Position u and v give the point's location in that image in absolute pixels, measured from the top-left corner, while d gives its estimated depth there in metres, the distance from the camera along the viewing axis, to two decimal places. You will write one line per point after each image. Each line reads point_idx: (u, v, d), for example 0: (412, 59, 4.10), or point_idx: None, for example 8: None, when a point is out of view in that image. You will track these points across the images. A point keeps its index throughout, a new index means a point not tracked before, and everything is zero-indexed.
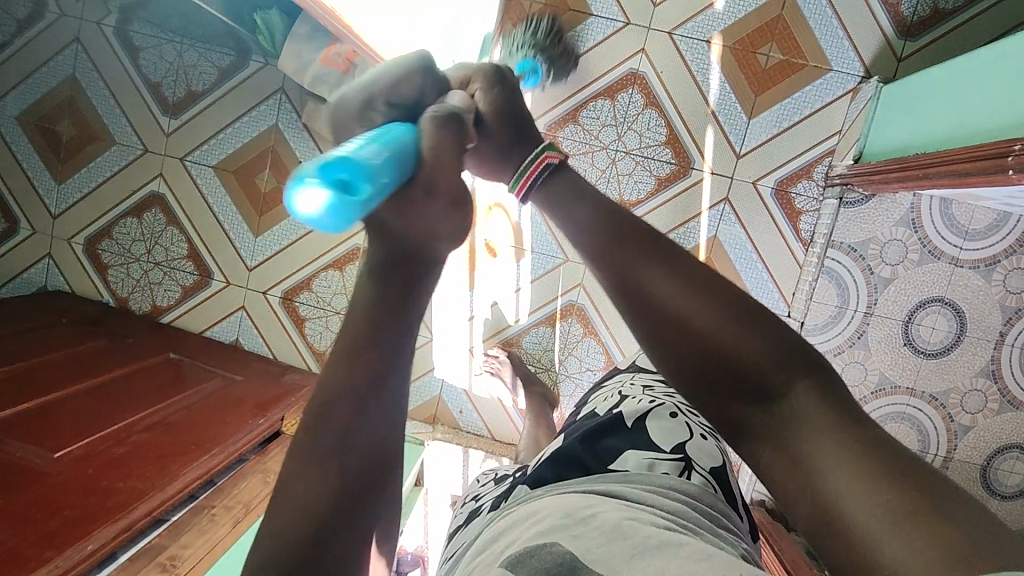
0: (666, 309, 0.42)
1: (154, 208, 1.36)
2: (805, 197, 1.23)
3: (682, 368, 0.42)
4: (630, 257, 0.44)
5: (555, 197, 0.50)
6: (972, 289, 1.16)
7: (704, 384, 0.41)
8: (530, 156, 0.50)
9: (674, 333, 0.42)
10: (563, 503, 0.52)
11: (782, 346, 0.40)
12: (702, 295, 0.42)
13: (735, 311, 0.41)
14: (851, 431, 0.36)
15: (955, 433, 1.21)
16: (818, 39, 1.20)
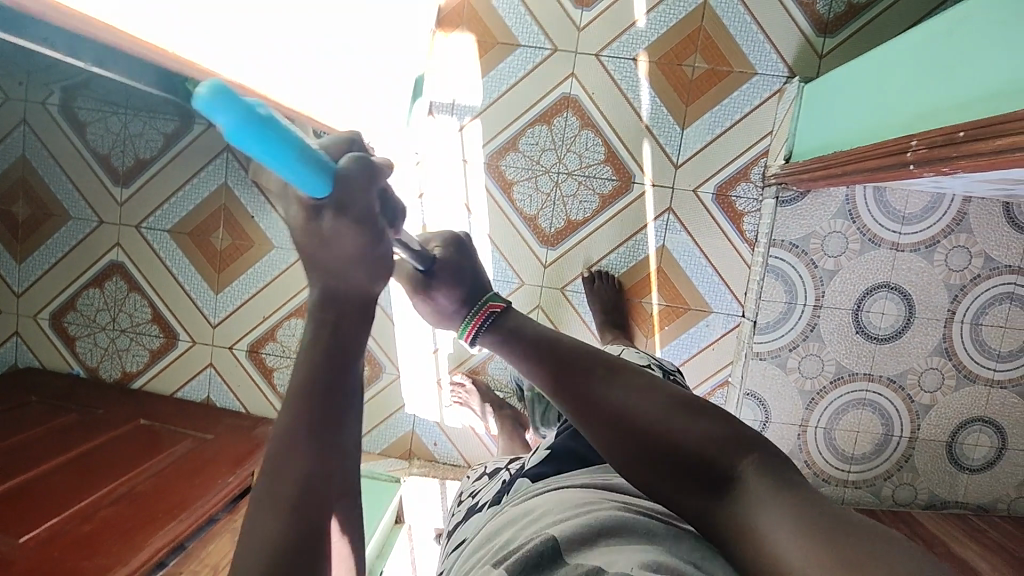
0: (615, 415, 0.48)
1: (115, 276, 1.38)
2: (745, 199, 1.26)
3: (633, 462, 0.47)
4: (581, 381, 0.50)
5: (499, 340, 0.56)
6: (916, 271, 1.19)
7: (653, 476, 0.46)
8: (478, 305, 0.57)
9: (624, 438, 0.47)
10: (559, 499, 0.58)
11: (719, 426, 0.46)
12: (642, 395, 0.48)
13: (672, 401, 0.47)
14: (804, 505, 0.40)
15: (917, 414, 1.23)
16: (740, 46, 1.23)
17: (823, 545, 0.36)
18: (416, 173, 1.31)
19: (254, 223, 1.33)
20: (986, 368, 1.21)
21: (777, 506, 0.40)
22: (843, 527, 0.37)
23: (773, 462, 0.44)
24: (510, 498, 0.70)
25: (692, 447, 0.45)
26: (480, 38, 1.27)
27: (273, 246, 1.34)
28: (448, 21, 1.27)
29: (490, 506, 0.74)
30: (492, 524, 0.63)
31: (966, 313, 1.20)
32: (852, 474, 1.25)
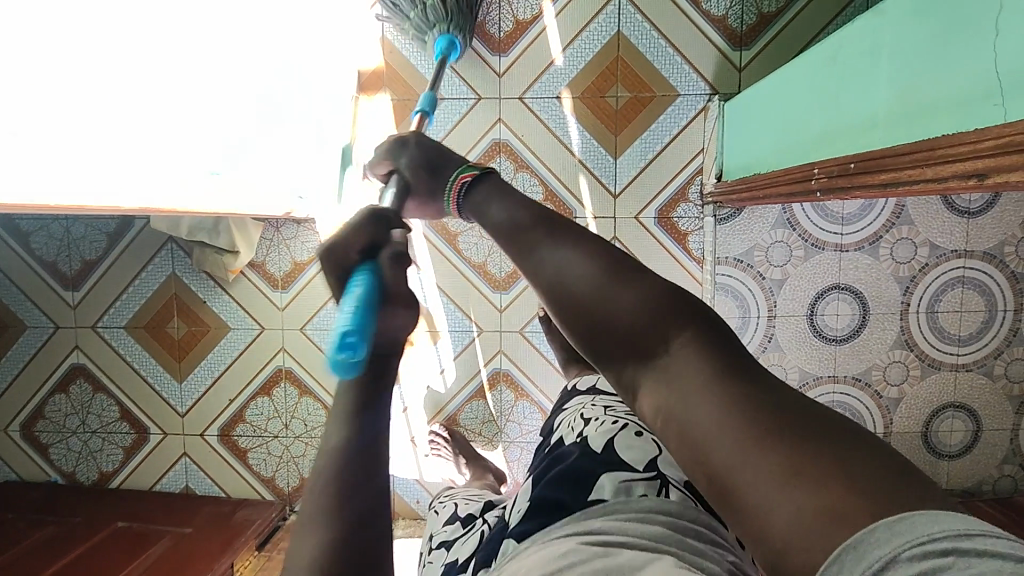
0: (565, 279, 0.43)
1: (78, 379, 1.38)
2: (687, 218, 1.26)
3: (577, 333, 0.43)
4: (540, 241, 0.47)
5: (476, 202, 0.55)
6: (865, 268, 1.19)
7: (593, 348, 0.42)
8: (452, 179, 0.59)
9: (569, 306, 0.43)
10: (546, 557, 0.55)
11: (668, 301, 0.41)
12: (591, 259, 0.43)
13: (612, 266, 0.43)
14: (744, 388, 0.36)
15: (887, 408, 1.23)
16: (659, 70, 1.24)
17: (771, 454, 0.32)
18: None
19: (207, 308, 1.34)
20: (949, 354, 1.21)
21: (716, 402, 0.35)
22: (795, 434, 0.32)
23: (719, 340, 0.39)
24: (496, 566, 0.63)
25: (633, 321, 0.40)
26: (403, 96, 1.27)
27: (229, 328, 1.34)
28: (369, 85, 1.27)
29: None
30: None
31: (921, 303, 1.20)
32: None
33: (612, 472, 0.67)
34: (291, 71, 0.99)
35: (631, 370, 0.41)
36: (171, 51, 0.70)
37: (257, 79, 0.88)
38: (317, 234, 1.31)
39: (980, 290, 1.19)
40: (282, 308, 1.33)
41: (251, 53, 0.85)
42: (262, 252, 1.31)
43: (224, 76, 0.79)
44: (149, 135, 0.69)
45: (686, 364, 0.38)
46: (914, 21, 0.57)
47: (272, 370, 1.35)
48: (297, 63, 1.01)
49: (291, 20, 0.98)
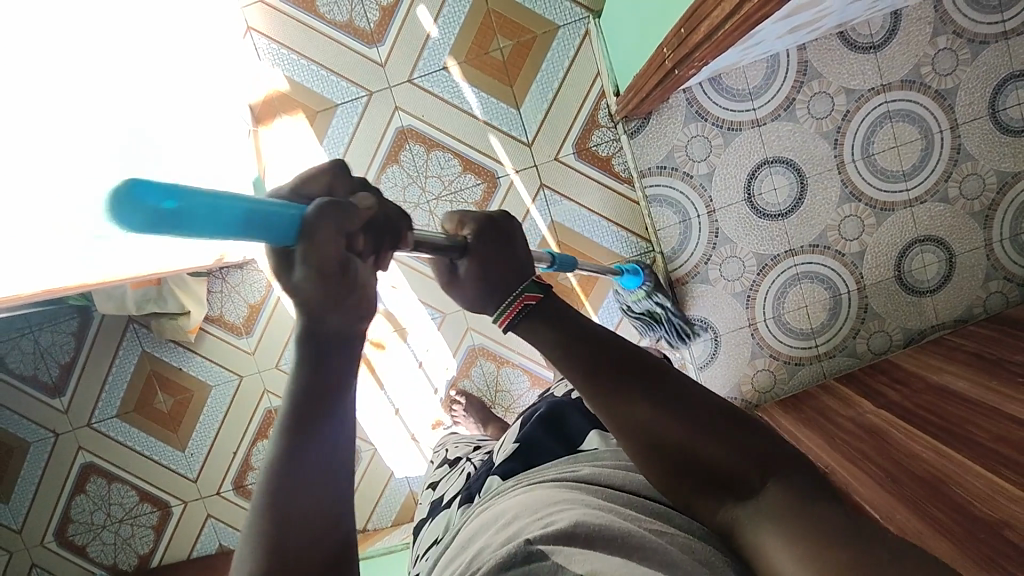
0: (645, 439, 0.42)
1: (92, 476, 1.42)
2: (605, 142, 1.25)
3: (668, 482, 0.43)
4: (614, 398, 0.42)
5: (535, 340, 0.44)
6: (788, 135, 1.17)
7: (684, 493, 0.42)
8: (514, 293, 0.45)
9: (655, 453, 0.42)
10: (523, 505, 0.52)
11: (752, 449, 0.40)
12: (672, 406, 0.42)
13: (685, 413, 0.42)
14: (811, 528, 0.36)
15: (854, 264, 1.21)
16: (532, 9, 1.23)
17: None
18: None
19: (185, 373, 1.37)
20: (899, 193, 1.19)
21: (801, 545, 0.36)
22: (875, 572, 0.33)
23: (801, 485, 0.39)
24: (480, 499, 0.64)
25: (721, 468, 0.40)
26: (300, 115, 1.28)
27: (211, 386, 1.37)
28: (263, 115, 1.28)
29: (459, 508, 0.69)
30: (470, 524, 0.58)
31: (855, 151, 1.17)
32: (820, 347, 1.24)
33: (603, 429, 0.67)
34: (158, 105, 0.96)
35: (722, 508, 0.41)
36: (29, 94, 0.68)
37: (124, 113, 0.86)
38: (262, 272, 1.33)
39: (909, 119, 1.16)
40: (252, 351, 1.36)
41: (111, 89, 0.84)
42: (217, 305, 1.33)
43: (84, 117, 0.76)
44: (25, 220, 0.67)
45: (775, 502, 0.38)
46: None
47: (263, 413, 1.38)
48: (160, 92, 0.98)
49: (142, 55, 0.94)
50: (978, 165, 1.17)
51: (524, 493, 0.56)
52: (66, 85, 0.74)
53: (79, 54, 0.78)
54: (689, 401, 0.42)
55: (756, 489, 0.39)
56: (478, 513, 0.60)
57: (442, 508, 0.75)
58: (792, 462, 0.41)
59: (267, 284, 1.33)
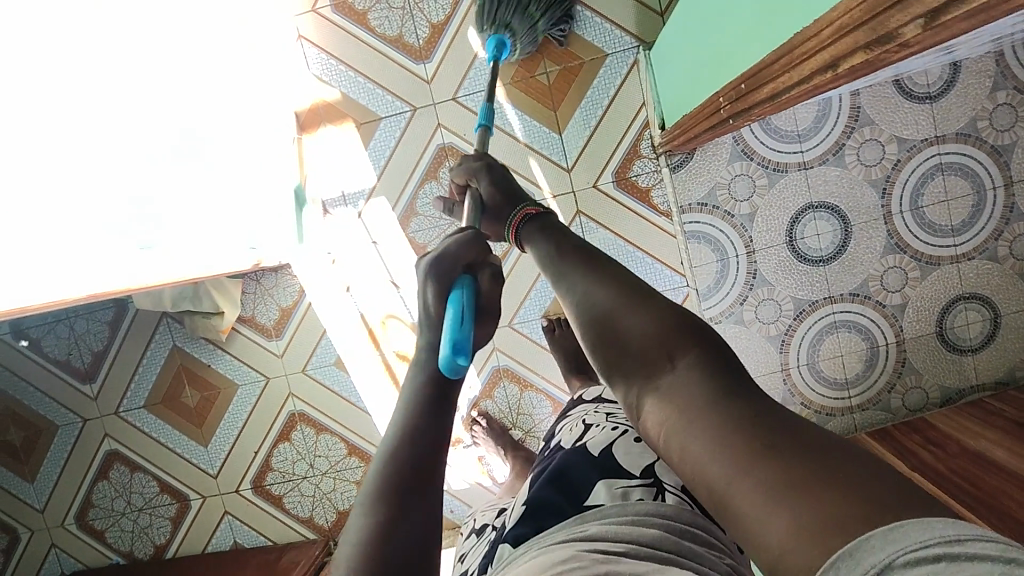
0: (587, 307, 0.43)
1: (115, 463, 1.45)
2: (646, 174, 1.24)
3: (595, 354, 0.42)
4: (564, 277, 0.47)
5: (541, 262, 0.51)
6: (835, 181, 1.15)
7: (609, 368, 0.41)
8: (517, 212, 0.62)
9: (594, 325, 0.42)
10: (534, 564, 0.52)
11: (685, 329, 0.39)
12: (619, 289, 0.43)
13: (634, 294, 0.42)
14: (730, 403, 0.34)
15: (894, 317, 1.18)
16: (582, 36, 1.22)
17: (765, 478, 0.30)
18: (334, 271, 1.34)
19: (214, 371, 1.39)
20: (946, 247, 1.15)
21: (715, 418, 0.34)
22: (794, 456, 0.30)
23: (722, 364, 0.37)
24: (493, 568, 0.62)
25: (648, 337, 0.40)
26: (345, 126, 1.29)
27: (237, 385, 1.39)
28: (308, 123, 1.29)
29: None
30: None
31: (903, 203, 1.15)
32: (853, 398, 1.22)
33: (609, 479, 0.67)
34: (214, 107, 0.99)
35: (639, 388, 0.39)
36: (88, 88, 0.70)
37: (178, 113, 0.88)
38: (296, 278, 1.34)
39: (963, 174, 1.13)
40: (281, 354, 1.37)
41: (166, 87, 0.86)
42: (249, 306, 1.35)
43: (139, 116, 0.79)
44: (60, 215, 0.69)
45: (690, 386, 0.36)
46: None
47: (287, 416, 1.39)
48: (215, 93, 1.00)
49: (198, 56, 0.96)
50: None
51: (536, 555, 0.55)
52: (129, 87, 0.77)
53: (138, 53, 0.80)
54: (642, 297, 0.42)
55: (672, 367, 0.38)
56: None
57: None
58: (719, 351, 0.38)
59: (299, 290, 1.34)
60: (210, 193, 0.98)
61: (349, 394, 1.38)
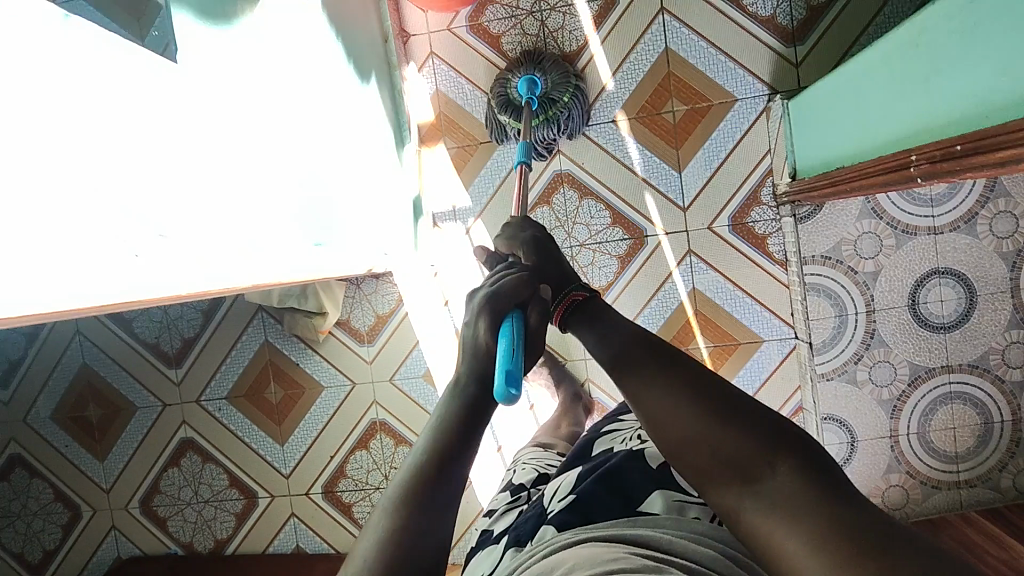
0: (666, 423, 0.44)
1: (188, 452, 1.44)
2: (764, 221, 1.23)
3: (676, 456, 0.43)
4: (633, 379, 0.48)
5: (587, 317, 0.59)
6: (964, 249, 1.12)
7: (696, 475, 0.42)
8: (563, 293, 0.63)
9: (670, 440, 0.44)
10: (581, 558, 0.51)
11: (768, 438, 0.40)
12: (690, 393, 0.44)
13: (707, 401, 0.43)
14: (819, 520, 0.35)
15: (1013, 393, 1.15)
16: (713, 80, 1.21)
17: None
18: (435, 285, 1.33)
19: (301, 370, 1.39)
20: None
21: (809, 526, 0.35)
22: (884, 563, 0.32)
23: (818, 474, 0.38)
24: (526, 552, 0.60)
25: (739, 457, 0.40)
26: (464, 142, 1.30)
27: (322, 387, 1.38)
28: (429, 136, 1.30)
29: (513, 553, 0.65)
30: None
31: None
32: (961, 472, 1.18)
33: (666, 488, 0.63)
34: (352, 121, 0.98)
35: (733, 493, 0.40)
36: (268, 104, 0.69)
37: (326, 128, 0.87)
38: (396, 286, 1.34)
39: None
40: (370, 361, 1.37)
41: (320, 105, 0.85)
42: (346, 309, 1.36)
43: (299, 128, 0.77)
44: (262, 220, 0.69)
45: (784, 489, 0.38)
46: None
47: (367, 424, 1.38)
48: (354, 100, 1.00)
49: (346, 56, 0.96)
50: None
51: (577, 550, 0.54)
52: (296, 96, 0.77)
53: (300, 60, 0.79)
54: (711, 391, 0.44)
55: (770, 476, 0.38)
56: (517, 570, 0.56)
57: (490, 543, 0.74)
58: (806, 452, 0.40)
59: (398, 298, 1.35)
60: (351, 197, 0.98)
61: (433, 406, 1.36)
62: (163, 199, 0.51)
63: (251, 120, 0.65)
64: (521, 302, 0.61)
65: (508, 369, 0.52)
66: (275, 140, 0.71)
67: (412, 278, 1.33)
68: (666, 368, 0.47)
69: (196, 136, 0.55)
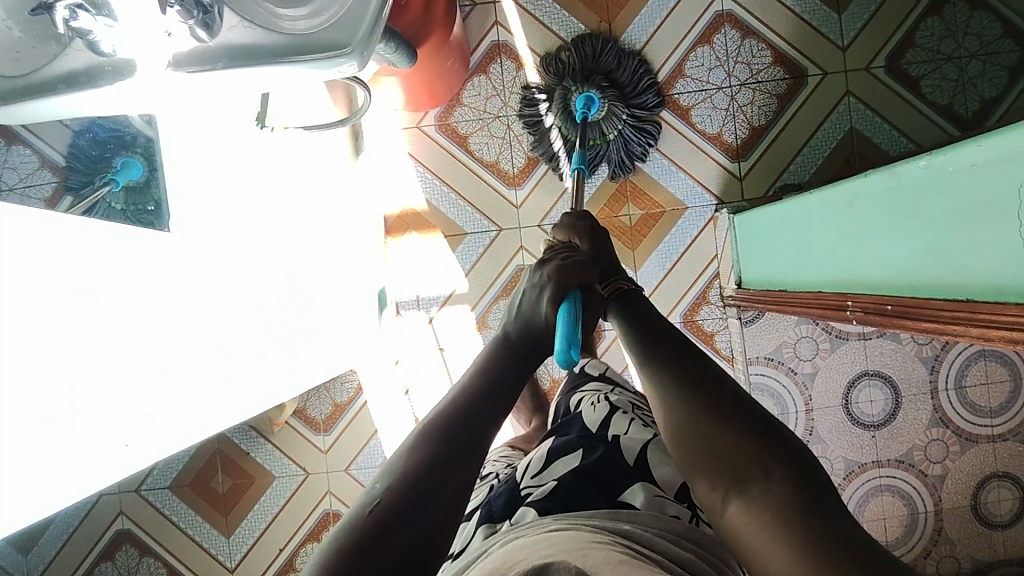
0: (677, 413, 0.53)
1: (124, 544, 1.36)
2: (712, 319, 1.29)
3: (688, 459, 0.51)
4: (650, 371, 0.58)
5: (631, 304, 0.73)
6: (889, 353, 1.23)
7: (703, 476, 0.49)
8: (611, 281, 0.77)
9: (670, 430, 0.53)
10: (568, 531, 0.53)
11: (762, 433, 0.48)
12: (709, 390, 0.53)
13: (723, 404, 0.51)
14: (795, 514, 0.41)
15: (934, 486, 1.25)
16: (667, 188, 1.30)
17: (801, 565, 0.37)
18: (396, 373, 1.34)
19: (252, 460, 1.35)
20: (984, 426, 1.24)
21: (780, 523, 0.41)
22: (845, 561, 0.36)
23: (800, 476, 0.44)
24: (507, 530, 0.60)
25: (728, 453, 0.48)
26: (429, 235, 1.34)
27: (274, 476, 1.35)
28: (395, 227, 1.33)
29: (482, 529, 0.65)
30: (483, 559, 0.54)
31: (948, 381, 1.24)
32: None
33: (647, 483, 0.64)
34: (317, 249, 1.00)
35: (723, 495, 0.47)
36: (217, 252, 0.75)
37: (300, 272, 0.91)
38: (356, 374, 1.34)
39: (1002, 361, 1.23)
40: (325, 450, 1.35)
41: (286, 231, 0.88)
42: (303, 397, 1.34)
43: (242, 257, 0.79)
44: (210, 349, 0.72)
45: (770, 496, 0.43)
46: (942, 187, 0.62)
47: (319, 515, 1.35)
48: (320, 213, 1.03)
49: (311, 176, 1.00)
50: None
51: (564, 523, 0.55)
52: (242, 230, 0.79)
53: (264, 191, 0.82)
54: (734, 399, 0.51)
55: (756, 478, 0.45)
56: (500, 543, 0.57)
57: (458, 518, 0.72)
58: (798, 468, 0.45)
59: (358, 386, 1.34)
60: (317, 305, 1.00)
61: None
62: (137, 394, 0.61)
63: (197, 282, 0.71)
64: (580, 281, 0.75)
65: (567, 337, 0.68)
66: (225, 289, 0.76)
67: (373, 368, 1.34)
68: (699, 376, 0.55)
69: (160, 325, 0.65)
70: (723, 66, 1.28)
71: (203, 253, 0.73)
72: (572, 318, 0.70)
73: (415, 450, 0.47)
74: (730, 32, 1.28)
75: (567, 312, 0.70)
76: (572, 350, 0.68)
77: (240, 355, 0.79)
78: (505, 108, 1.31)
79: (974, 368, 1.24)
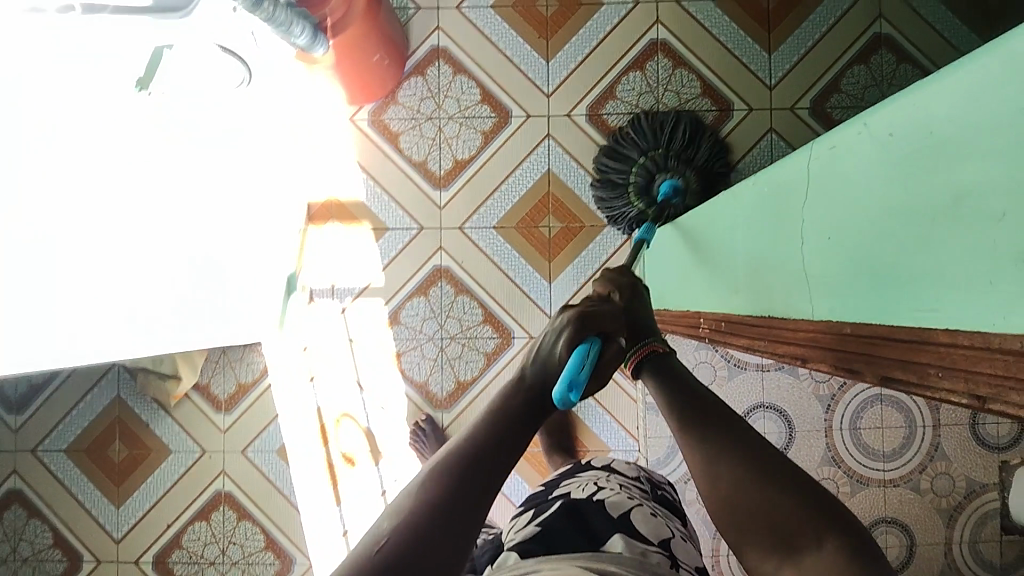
0: (717, 478, 0.51)
1: (13, 504, 1.35)
2: None
3: (729, 523, 0.51)
4: (688, 427, 0.55)
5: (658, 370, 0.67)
6: (786, 387, 1.25)
7: (743, 538, 0.50)
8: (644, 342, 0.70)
9: (712, 495, 0.51)
10: None
11: (813, 504, 0.47)
12: (742, 450, 0.51)
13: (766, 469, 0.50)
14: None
15: None
16: (589, 205, 1.32)
17: None
18: (304, 359, 1.35)
19: (151, 432, 1.35)
20: (875, 470, 1.24)
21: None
22: None
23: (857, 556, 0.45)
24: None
25: (784, 521, 0.47)
26: (350, 227, 1.35)
27: (170, 451, 1.35)
28: (317, 216, 1.35)
29: None
30: None
31: (843, 421, 1.25)
32: None
33: (626, 535, 0.68)
34: (222, 225, 1.01)
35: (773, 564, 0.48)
36: (124, 213, 0.76)
37: (191, 243, 0.93)
38: (263, 356, 1.35)
39: (897, 406, 1.24)
40: (225, 429, 1.35)
41: (191, 211, 0.90)
42: (208, 374, 1.35)
43: (145, 224, 0.81)
44: (74, 291, 0.72)
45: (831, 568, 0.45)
46: (764, 206, 0.64)
47: (211, 494, 1.34)
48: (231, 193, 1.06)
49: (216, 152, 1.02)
50: (951, 466, 1.23)
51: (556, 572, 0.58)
52: (154, 187, 0.81)
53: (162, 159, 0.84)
54: (777, 462, 0.50)
55: (810, 549, 0.46)
56: None
57: None
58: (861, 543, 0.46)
59: (264, 368, 1.35)
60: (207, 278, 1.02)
61: (283, 484, 1.34)
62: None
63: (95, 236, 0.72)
64: (604, 331, 0.70)
65: (571, 376, 0.63)
66: (117, 249, 0.77)
67: (281, 353, 1.35)
68: (739, 431, 0.53)
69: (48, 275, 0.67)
70: (653, 91, 1.31)
71: (121, 200, 0.75)
72: (585, 361, 0.65)
73: (429, 503, 0.47)
74: (662, 60, 1.32)
75: (582, 355, 0.66)
76: (572, 390, 0.62)
77: (114, 307, 0.81)
78: (437, 110, 1.34)
79: (869, 411, 1.25)
